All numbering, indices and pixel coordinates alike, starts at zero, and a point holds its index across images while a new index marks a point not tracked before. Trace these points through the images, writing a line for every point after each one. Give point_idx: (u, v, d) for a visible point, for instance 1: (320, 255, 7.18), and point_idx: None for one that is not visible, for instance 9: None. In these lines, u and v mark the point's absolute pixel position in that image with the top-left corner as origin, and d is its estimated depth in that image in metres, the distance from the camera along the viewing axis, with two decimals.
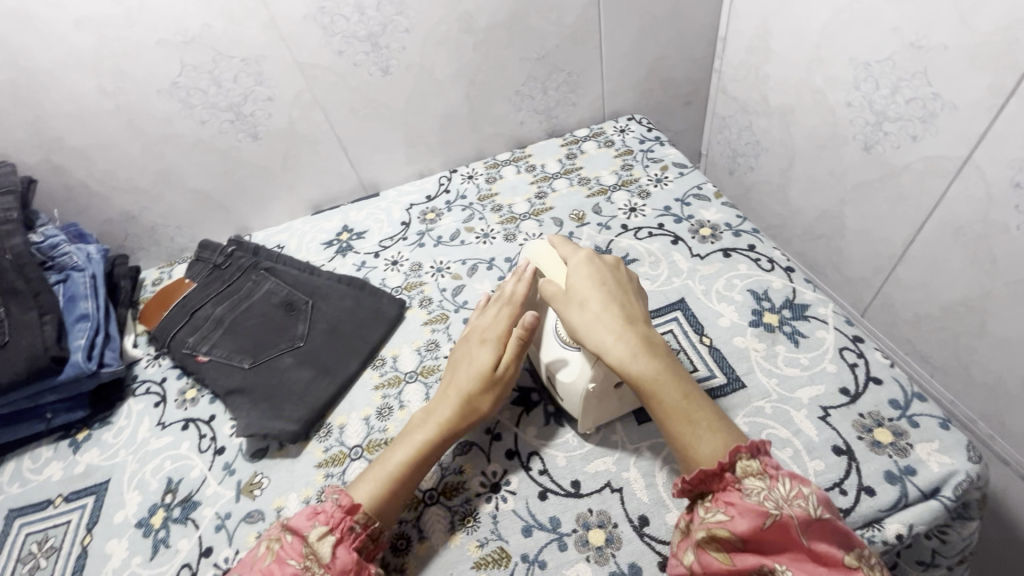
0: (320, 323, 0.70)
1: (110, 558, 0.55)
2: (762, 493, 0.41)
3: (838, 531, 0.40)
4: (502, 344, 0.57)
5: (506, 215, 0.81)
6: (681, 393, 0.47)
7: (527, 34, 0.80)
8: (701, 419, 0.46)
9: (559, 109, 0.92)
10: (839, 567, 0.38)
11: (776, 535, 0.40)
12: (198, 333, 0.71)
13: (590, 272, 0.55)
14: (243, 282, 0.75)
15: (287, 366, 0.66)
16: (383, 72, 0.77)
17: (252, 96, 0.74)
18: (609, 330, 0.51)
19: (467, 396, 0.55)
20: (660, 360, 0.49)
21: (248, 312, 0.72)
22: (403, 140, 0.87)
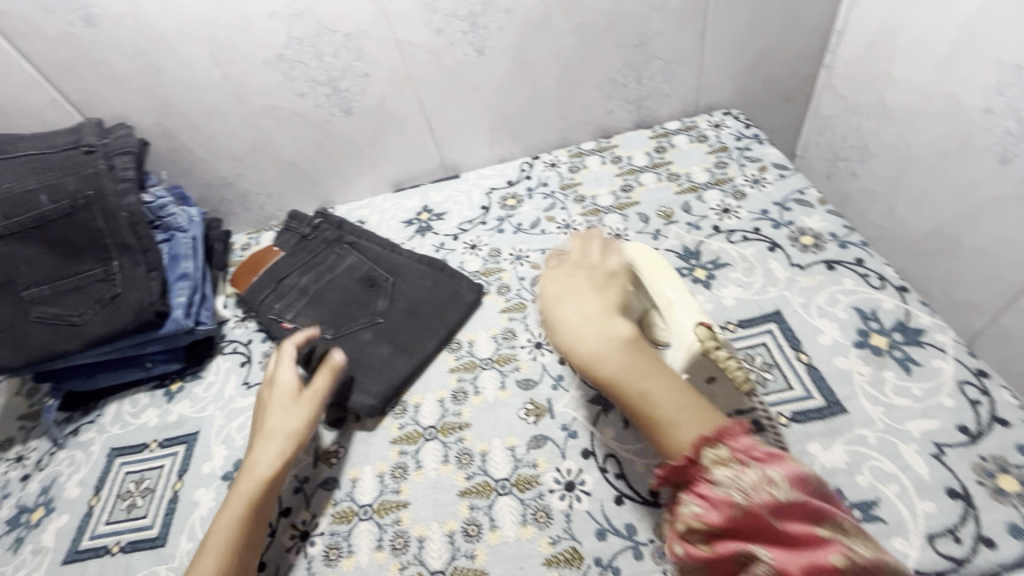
0: (400, 301, 0.70)
1: (198, 506, 0.59)
2: (730, 473, 0.35)
3: (815, 504, 0.34)
4: (287, 380, 0.58)
5: (589, 207, 0.79)
6: (641, 386, 0.40)
7: (628, 18, 0.76)
8: (665, 412, 0.39)
9: (651, 99, 0.88)
10: (817, 544, 0.32)
11: (748, 521, 0.33)
12: (284, 301, 0.73)
13: (555, 279, 0.50)
14: (328, 254, 0.77)
15: (366, 340, 0.67)
16: (478, 52, 0.76)
17: (349, 72, 0.75)
18: (566, 332, 0.45)
19: (269, 430, 0.55)
20: (619, 356, 0.42)
21: (332, 284, 0.74)
22: (488, 123, 0.85)
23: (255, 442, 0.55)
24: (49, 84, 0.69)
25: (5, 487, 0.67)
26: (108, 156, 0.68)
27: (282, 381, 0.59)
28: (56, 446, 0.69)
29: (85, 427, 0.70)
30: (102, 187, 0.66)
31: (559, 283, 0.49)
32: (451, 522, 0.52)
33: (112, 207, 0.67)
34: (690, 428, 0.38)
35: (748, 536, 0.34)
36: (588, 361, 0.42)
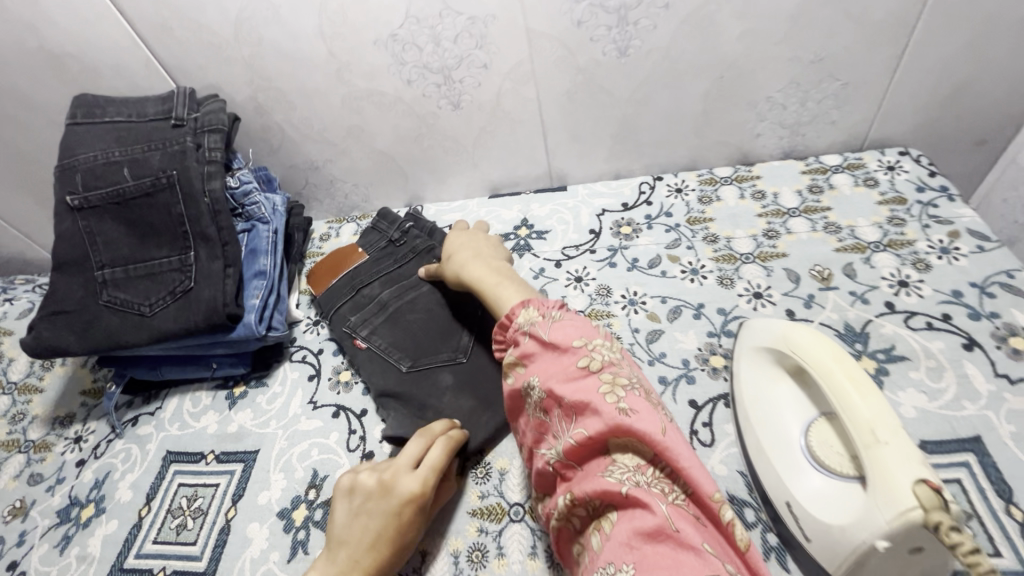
0: (486, 339, 0.61)
1: (251, 544, 0.53)
2: (528, 318, 0.46)
3: (579, 330, 0.43)
4: (425, 520, 0.47)
5: (723, 251, 0.67)
6: (493, 282, 0.54)
7: (812, 27, 0.62)
8: (503, 290, 0.52)
9: (812, 126, 0.72)
10: (570, 355, 0.42)
11: (532, 348, 0.44)
12: (359, 314, 0.65)
13: (463, 233, 0.64)
14: (414, 268, 0.69)
15: (445, 384, 0.58)
16: (619, 53, 0.64)
17: (467, 61, 0.64)
18: (458, 259, 0.59)
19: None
20: (479, 267, 0.56)
21: (414, 304, 0.65)
22: (612, 133, 0.73)
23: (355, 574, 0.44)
24: (144, 43, 0.63)
25: (59, 471, 0.64)
26: (196, 133, 0.61)
27: (421, 517, 0.46)
28: (114, 433, 0.65)
29: (144, 419, 0.65)
30: (186, 168, 0.59)
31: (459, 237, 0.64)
32: None
33: (195, 191, 0.60)
34: (509, 295, 0.51)
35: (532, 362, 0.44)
36: (459, 270, 0.58)
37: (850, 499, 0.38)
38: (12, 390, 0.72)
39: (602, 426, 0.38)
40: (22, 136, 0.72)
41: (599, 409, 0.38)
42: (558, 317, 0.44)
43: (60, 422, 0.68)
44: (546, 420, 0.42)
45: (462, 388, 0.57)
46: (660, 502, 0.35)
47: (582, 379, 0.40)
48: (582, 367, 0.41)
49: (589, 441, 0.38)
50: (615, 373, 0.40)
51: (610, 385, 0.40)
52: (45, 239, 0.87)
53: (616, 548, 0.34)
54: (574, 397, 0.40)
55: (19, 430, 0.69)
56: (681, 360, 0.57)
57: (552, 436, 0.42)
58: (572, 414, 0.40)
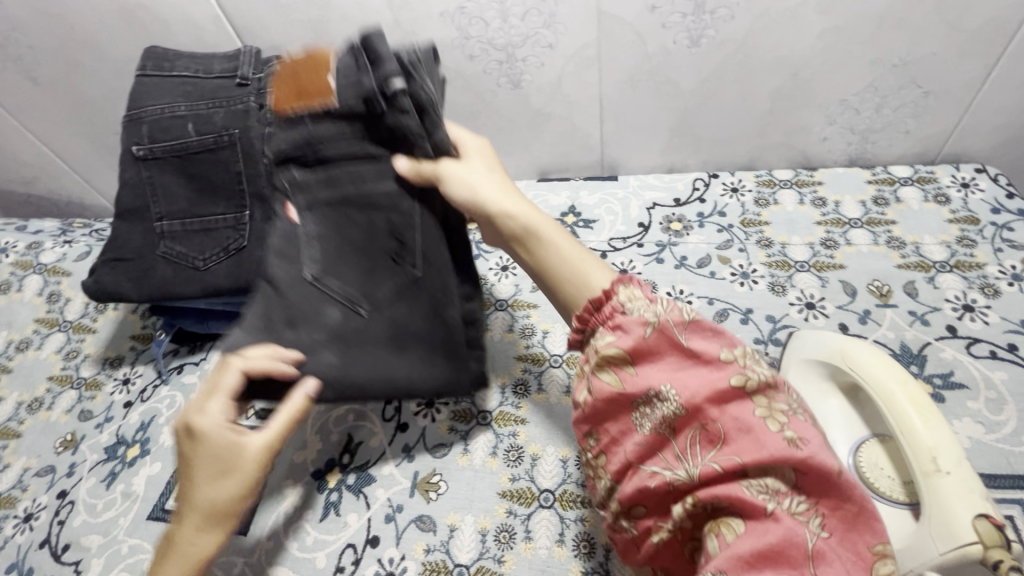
0: (402, 316, 0.49)
1: (284, 500, 0.54)
2: (643, 308, 0.36)
3: (719, 332, 0.35)
4: (207, 442, 0.42)
5: (777, 256, 0.65)
6: (570, 244, 0.43)
7: (901, 29, 0.58)
8: (586, 258, 0.42)
9: (884, 134, 0.69)
10: (716, 363, 0.34)
11: (658, 346, 0.35)
12: (299, 171, 0.45)
13: (483, 150, 0.48)
14: (372, 153, 0.44)
15: (326, 324, 0.46)
16: (690, 43, 0.62)
17: (532, 40, 0.63)
18: (506, 192, 0.45)
19: (204, 509, 0.42)
20: (538, 215, 0.44)
21: (362, 202, 0.45)
22: (671, 126, 0.71)
23: (186, 516, 0.42)
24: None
25: (108, 410, 0.67)
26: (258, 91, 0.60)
27: (198, 441, 0.42)
28: (160, 379, 0.68)
29: (189, 368, 0.67)
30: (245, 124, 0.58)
31: (479, 153, 0.48)
32: None
33: (254, 150, 0.59)
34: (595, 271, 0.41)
35: (653, 365, 0.35)
36: (507, 210, 0.44)
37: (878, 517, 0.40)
38: (67, 328, 0.75)
39: (762, 455, 0.31)
40: (92, 84, 0.73)
41: (758, 434, 0.31)
42: (690, 312, 0.36)
43: (110, 363, 0.71)
44: (666, 436, 0.34)
45: (349, 351, 0.47)
46: (807, 536, 0.30)
47: (734, 397, 0.33)
48: (733, 383, 0.33)
49: (738, 471, 0.31)
50: (773, 397, 0.33)
51: (768, 410, 0.32)
52: (103, 185, 0.90)
53: (732, 559, 0.29)
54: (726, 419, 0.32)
55: (72, 367, 0.72)
56: None
57: (672, 456, 0.34)
58: (716, 439, 0.33)
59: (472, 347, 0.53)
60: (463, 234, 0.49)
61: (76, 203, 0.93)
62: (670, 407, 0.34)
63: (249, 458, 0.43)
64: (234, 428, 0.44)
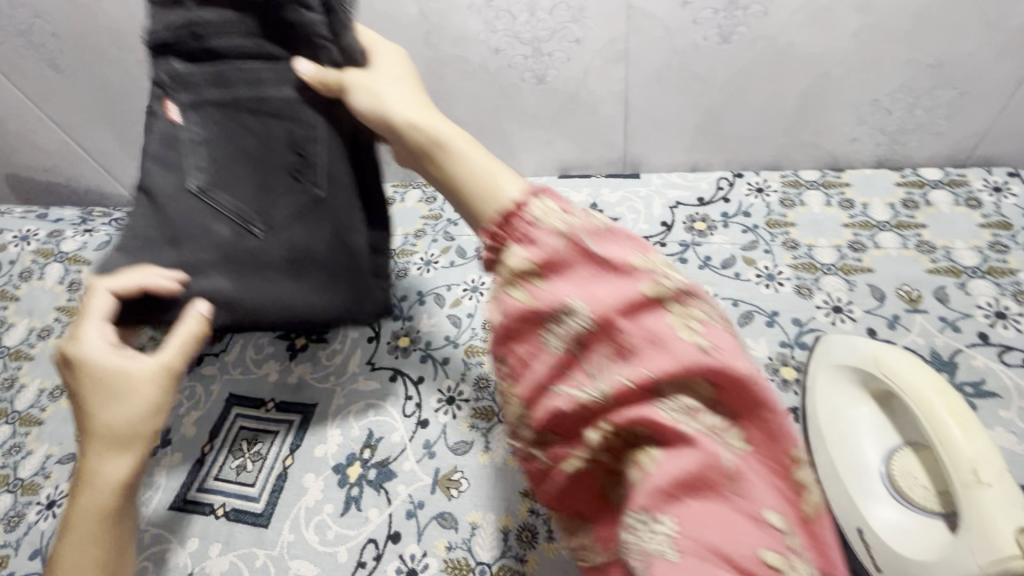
0: (308, 241, 0.48)
1: (305, 494, 0.54)
2: (550, 215, 0.35)
3: (631, 242, 0.34)
4: (98, 366, 0.44)
5: (803, 259, 0.64)
6: (478, 152, 0.41)
7: (940, 29, 0.57)
8: (492, 166, 0.40)
9: (915, 135, 0.67)
10: (626, 272, 0.32)
11: (568, 257, 0.33)
12: (185, 66, 0.44)
13: (396, 61, 0.46)
14: (271, 54, 0.43)
15: (216, 239, 0.47)
16: (721, 39, 0.60)
17: (559, 34, 0.62)
18: (417, 105, 0.44)
19: (108, 434, 0.44)
20: (447, 128, 0.42)
21: (262, 119, 0.45)
22: (697, 123, 0.70)
23: (91, 443, 0.44)
24: None
25: None
26: None
27: (88, 371, 0.44)
28: None
29: (208, 360, 0.67)
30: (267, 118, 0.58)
31: (393, 64, 0.46)
32: None
33: None
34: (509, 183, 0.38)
35: (564, 277, 0.33)
36: (417, 122, 0.42)
37: (914, 528, 0.40)
38: None
39: (672, 366, 0.30)
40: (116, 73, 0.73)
41: (670, 345, 0.30)
42: (598, 220, 0.34)
43: None
44: (576, 353, 0.33)
45: (246, 273, 0.48)
46: (725, 455, 0.29)
47: (646, 305, 0.31)
48: (643, 292, 0.31)
49: (649, 385, 0.30)
50: (686, 304, 0.32)
51: (683, 317, 0.31)
52: (123, 174, 0.90)
53: (652, 494, 0.28)
54: (637, 331, 0.31)
55: None
56: None
57: (583, 375, 0.32)
58: (627, 352, 0.31)
59: (379, 277, 0.54)
60: (367, 156, 0.48)
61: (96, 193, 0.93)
62: (578, 321, 0.32)
63: (143, 373, 0.45)
64: (124, 353, 0.45)
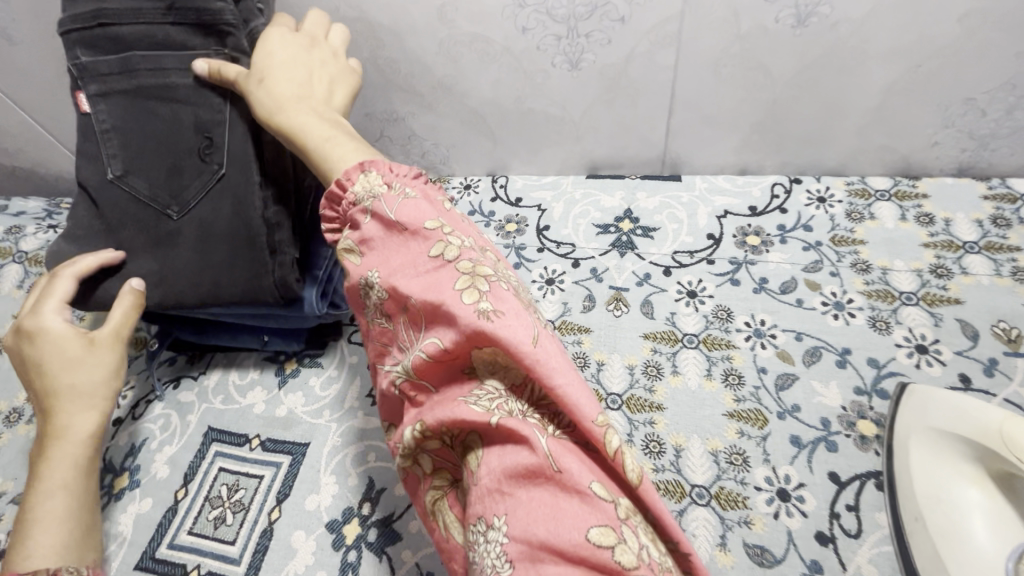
0: (203, 216, 0.48)
1: (295, 556, 0.46)
2: (369, 194, 0.35)
3: (429, 208, 0.34)
4: (53, 334, 0.47)
5: (877, 285, 0.54)
6: (326, 136, 0.40)
7: None
8: (335, 145, 0.40)
9: (1013, 140, 0.57)
10: (419, 236, 0.33)
11: (372, 232, 0.34)
12: (92, 58, 0.46)
13: (282, 50, 0.44)
14: (181, 41, 0.45)
15: (143, 228, 0.50)
16: (796, 22, 0.50)
17: (600, 11, 0.52)
18: (285, 99, 0.42)
19: (73, 390, 0.46)
20: (302, 113, 0.42)
21: (168, 107, 0.47)
22: (754, 121, 0.60)
23: (50, 405, 0.45)
24: None
25: None
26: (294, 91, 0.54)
27: (45, 339, 0.47)
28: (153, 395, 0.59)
29: (186, 383, 0.59)
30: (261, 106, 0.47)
31: (274, 52, 0.44)
32: None
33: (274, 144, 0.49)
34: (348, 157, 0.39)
35: (372, 254, 0.34)
36: (273, 108, 0.42)
37: None
38: None
39: (456, 333, 0.29)
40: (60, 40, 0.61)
41: (452, 312, 0.30)
42: (407, 191, 0.35)
43: None
44: (389, 328, 0.34)
45: (163, 253, 0.50)
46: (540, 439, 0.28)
47: (432, 269, 0.32)
48: (434, 260, 0.32)
49: (445, 356, 0.30)
50: (476, 261, 0.32)
51: (468, 278, 0.31)
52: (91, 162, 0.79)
53: (483, 495, 0.27)
54: (424, 298, 0.31)
55: None
56: (819, 419, 0.47)
57: (398, 351, 0.33)
58: (421, 319, 0.31)
59: (278, 254, 0.49)
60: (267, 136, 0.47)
61: (43, 176, 0.81)
62: (378, 292, 0.33)
63: (105, 334, 0.48)
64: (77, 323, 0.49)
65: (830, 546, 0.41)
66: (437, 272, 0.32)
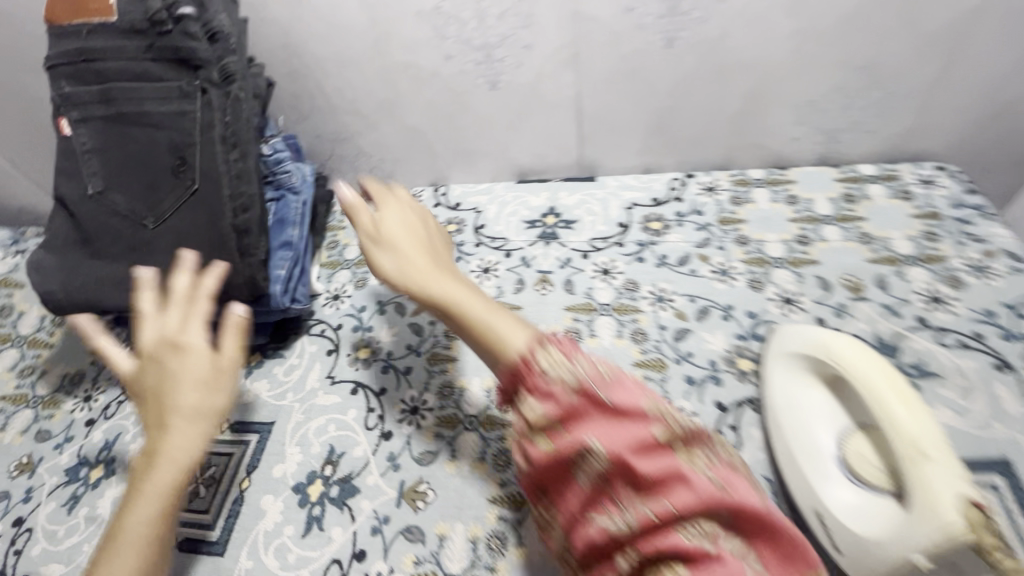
0: (178, 224, 0.55)
1: (264, 516, 0.52)
2: (563, 368, 0.36)
3: (637, 386, 0.36)
4: (213, 360, 0.43)
5: (754, 253, 0.66)
6: (483, 312, 0.43)
7: (865, 31, 0.60)
8: (497, 322, 0.42)
9: (851, 133, 0.71)
10: (637, 413, 0.34)
11: (578, 405, 0.35)
12: (74, 88, 0.54)
13: (402, 220, 0.50)
14: (155, 75, 0.53)
15: (119, 237, 0.56)
16: (665, 44, 0.63)
17: (509, 40, 0.63)
18: (421, 270, 0.47)
19: (188, 411, 0.41)
20: (449, 278, 0.46)
21: (145, 131, 0.54)
22: (649, 126, 0.71)
23: (158, 421, 0.40)
24: None
25: (69, 429, 0.63)
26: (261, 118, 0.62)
27: (192, 358, 0.42)
28: (125, 396, 0.64)
29: None
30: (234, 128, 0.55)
31: (391, 222, 0.50)
32: None
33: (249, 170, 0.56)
34: (519, 337, 0.40)
35: (580, 426, 0.35)
36: (416, 282, 0.46)
37: (871, 510, 0.40)
38: (21, 344, 0.72)
39: (691, 496, 0.31)
40: (30, 81, 0.67)
41: (690, 479, 0.32)
42: (601, 364, 0.37)
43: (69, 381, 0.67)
44: (597, 492, 0.34)
45: (138, 259, 0.56)
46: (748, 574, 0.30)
47: (658, 447, 0.33)
48: (654, 431, 0.33)
49: (670, 517, 0.31)
50: (688, 431, 0.34)
51: (687, 448, 0.34)
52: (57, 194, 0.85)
53: None
54: (653, 468, 0.32)
55: (27, 385, 0.68)
56: (708, 361, 0.57)
57: (608, 511, 0.33)
58: (644, 486, 0.32)
59: (247, 256, 0.56)
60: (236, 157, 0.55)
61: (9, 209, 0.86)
62: (596, 459, 0.33)
63: (232, 357, 0.44)
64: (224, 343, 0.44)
65: None
66: (654, 442, 0.33)
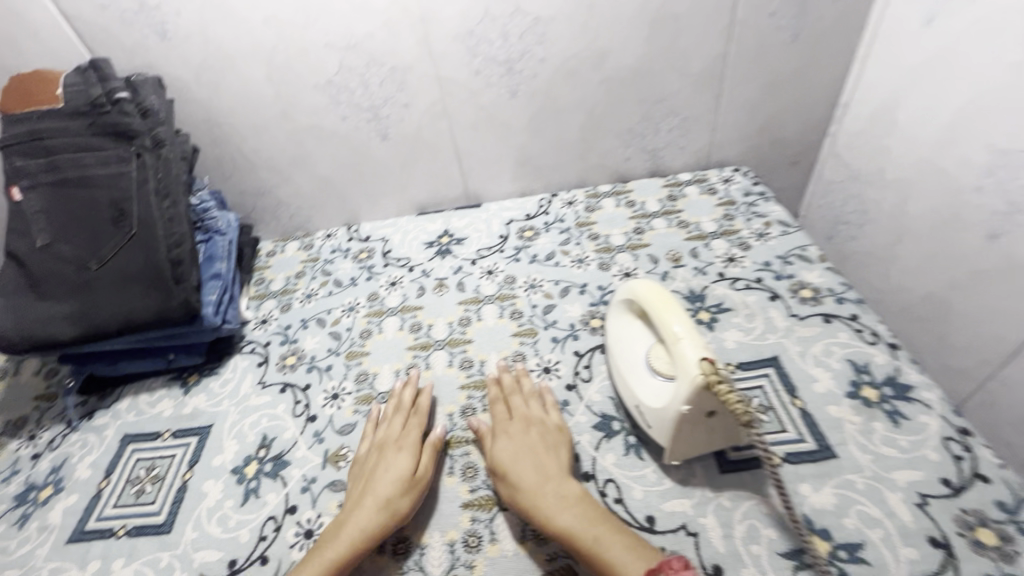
0: (118, 264, 0.66)
1: (206, 497, 0.60)
2: None
3: None
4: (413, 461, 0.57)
5: (602, 244, 0.84)
6: (599, 538, 0.48)
7: (651, 75, 0.83)
8: (617, 550, 0.47)
9: (666, 151, 0.93)
10: None
11: None
12: (24, 162, 0.66)
13: (508, 445, 0.56)
14: (96, 145, 0.66)
15: (65, 280, 0.66)
16: (511, 95, 0.82)
17: (391, 101, 0.81)
18: (542, 498, 0.51)
19: (385, 505, 0.53)
20: (562, 497, 0.51)
21: (88, 191, 0.66)
22: (513, 159, 0.90)
23: (364, 501, 0.54)
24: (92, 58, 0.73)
25: (14, 465, 0.69)
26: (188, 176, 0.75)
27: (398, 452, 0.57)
28: (69, 428, 0.71)
29: (100, 412, 0.72)
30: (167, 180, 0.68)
31: (504, 448, 0.56)
32: (453, 531, 0.54)
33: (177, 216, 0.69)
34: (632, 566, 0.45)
35: None
36: (534, 506, 0.51)
37: (664, 391, 0.54)
38: None
39: None
40: None
41: None
42: None
43: (13, 425, 0.74)
44: None
45: (83, 296, 0.66)
46: None
47: None
48: None
49: None
50: None
51: None
52: None
53: None
54: None
55: None
56: (568, 324, 0.72)
57: None
58: None
59: (181, 284, 0.67)
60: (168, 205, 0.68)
61: None
62: None
63: (424, 475, 0.56)
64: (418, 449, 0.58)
65: (574, 391, 0.64)
66: None
